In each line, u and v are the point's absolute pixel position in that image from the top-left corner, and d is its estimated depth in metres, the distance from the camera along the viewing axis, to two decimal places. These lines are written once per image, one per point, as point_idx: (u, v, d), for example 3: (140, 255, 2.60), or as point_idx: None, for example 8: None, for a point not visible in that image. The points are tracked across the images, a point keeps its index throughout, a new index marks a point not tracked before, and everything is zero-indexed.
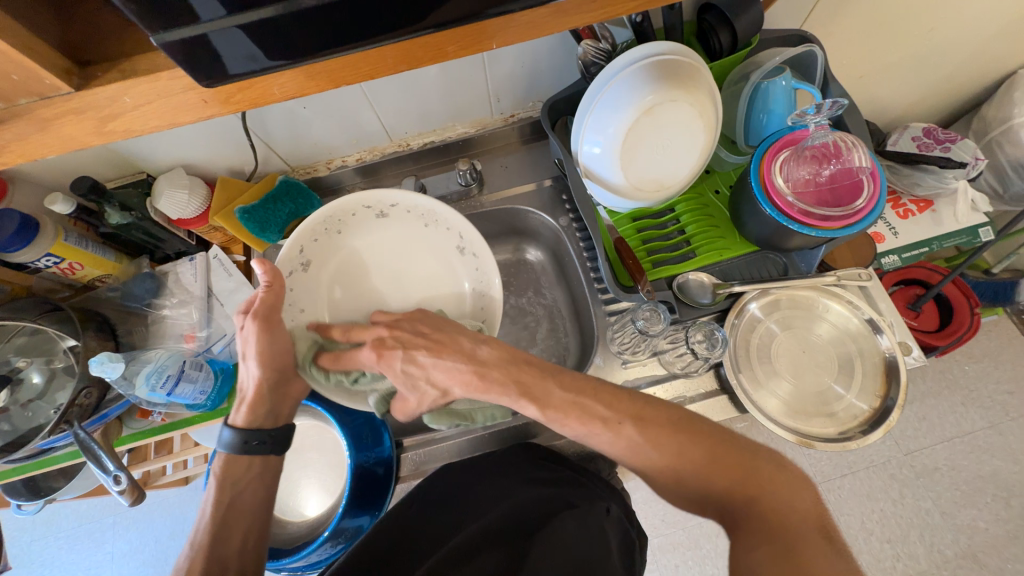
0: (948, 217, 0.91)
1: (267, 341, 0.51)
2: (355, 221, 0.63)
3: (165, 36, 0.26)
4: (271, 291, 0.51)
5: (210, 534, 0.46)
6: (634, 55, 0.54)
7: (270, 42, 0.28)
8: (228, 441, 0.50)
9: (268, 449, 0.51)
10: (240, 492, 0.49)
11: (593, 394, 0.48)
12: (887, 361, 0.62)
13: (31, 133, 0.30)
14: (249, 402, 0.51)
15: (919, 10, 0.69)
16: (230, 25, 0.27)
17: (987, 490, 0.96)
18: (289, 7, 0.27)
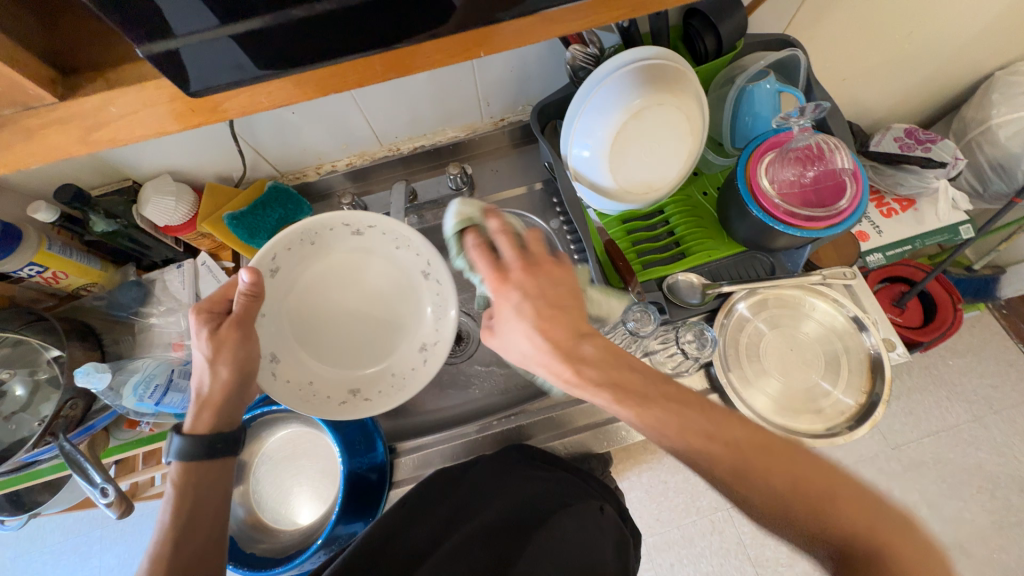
0: (930, 215, 0.93)
1: (240, 348, 0.51)
2: (329, 236, 0.61)
3: (151, 46, 0.26)
4: (250, 300, 0.51)
5: (172, 538, 0.45)
6: (622, 60, 0.55)
7: (261, 52, 0.29)
8: (180, 448, 0.48)
9: (229, 452, 0.51)
10: (202, 494, 0.48)
11: (697, 405, 0.38)
12: (872, 357, 0.64)
13: (15, 143, 0.29)
14: (212, 404, 0.51)
15: (898, 14, 0.70)
16: (222, 35, 0.27)
17: (972, 483, 0.98)
18: (280, 18, 0.27)
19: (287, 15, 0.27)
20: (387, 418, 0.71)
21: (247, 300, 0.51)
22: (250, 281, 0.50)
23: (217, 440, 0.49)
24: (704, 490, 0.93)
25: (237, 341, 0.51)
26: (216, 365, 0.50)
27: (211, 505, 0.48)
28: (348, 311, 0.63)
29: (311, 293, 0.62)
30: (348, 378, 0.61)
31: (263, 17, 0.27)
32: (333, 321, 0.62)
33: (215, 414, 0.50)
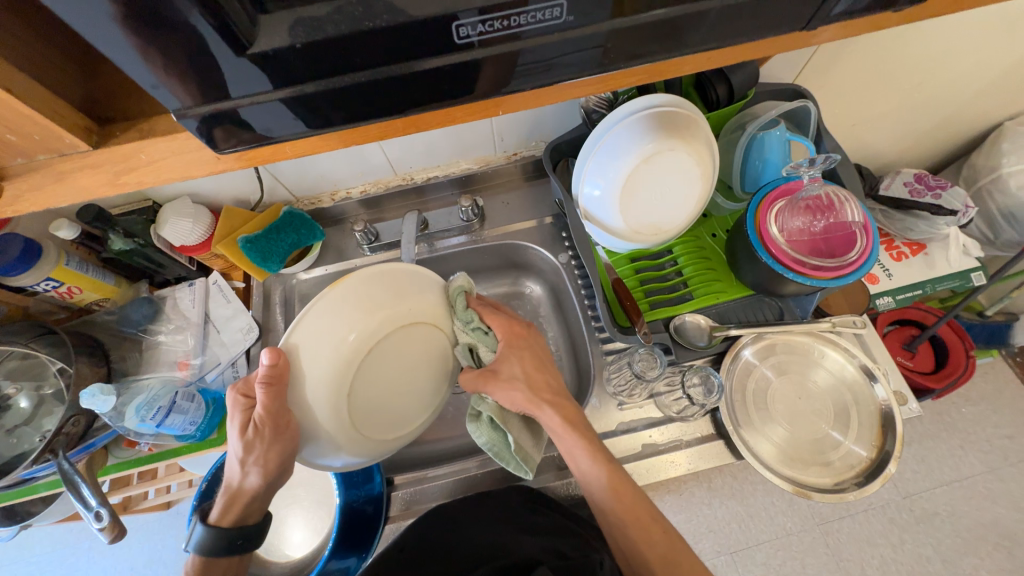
0: (941, 260, 0.93)
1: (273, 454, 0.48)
2: (359, 445, 0.54)
3: (212, 105, 0.28)
4: (270, 391, 0.46)
5: None
6: (634, 107, 0.57)
7: (306, 111, 0.30)
8: (200, 540, 0.49)
9: (244, 548, 0.51)
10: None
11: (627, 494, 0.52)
12: (883, 411, 0.62)
13: (48, 184, 0.31)
14: (242, 498, 0.51)
15: (908, 66, 0.72)
16: (273, 99, 0.29)
17: (989, 539, 0.94)
18: (328, 84, 0.28)
19: (329, 82, 0.28)
20: None
21: (266, 391, 0.45)
22: (268, 370, 0.45)
23: (250, 534, 0.51)
24: (707, 532, 0.90)
25: (269, 444, 0.47)
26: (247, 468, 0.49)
27: None
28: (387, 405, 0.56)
29: (354, 446, 0.53)
30: (400, 334, 0.53)
31: (313, 83, 0.28)
32: (372, 391, 0.53)
33: (243, 507, 0.51)
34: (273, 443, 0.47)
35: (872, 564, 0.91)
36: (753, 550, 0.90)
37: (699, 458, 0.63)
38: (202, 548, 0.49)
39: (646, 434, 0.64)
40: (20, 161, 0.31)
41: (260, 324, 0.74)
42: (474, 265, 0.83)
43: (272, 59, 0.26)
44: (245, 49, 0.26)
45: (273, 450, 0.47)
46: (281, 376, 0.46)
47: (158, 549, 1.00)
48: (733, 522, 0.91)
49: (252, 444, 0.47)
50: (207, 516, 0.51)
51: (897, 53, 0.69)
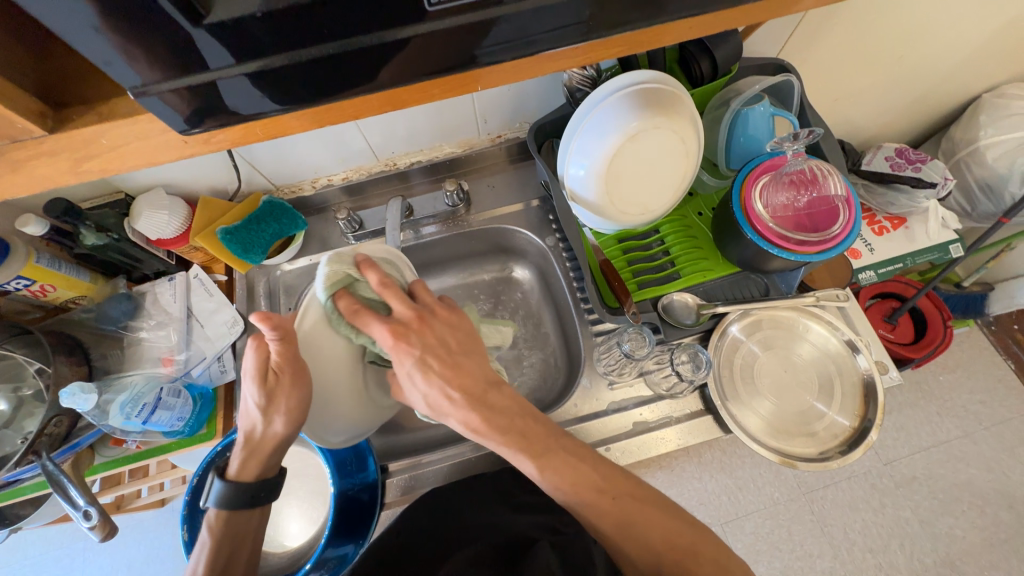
0: (920, 234, 0.95)
1: (295, 396, 0.47)
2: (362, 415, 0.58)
3: (174, 82, 0.27)
4: (284, 345, 0.46)
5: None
6: (619, 83, 0.56)
7: (274, 87, 0.29)
8: (220, 494, 0.48)
9: (265, 499, 0.51)
10: (238, 546, 0.49)
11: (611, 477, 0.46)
12: (865, 381, 0.64)
13: (4, 174, 0.30)
14: (259, 455, 0.50)
15: (889, 38, 0.72)
16: (238, 73, 0.27)
17: (964, 499, 0.98)
18: (295, 57, 0.27)
19: (297, 55, 0.27)
20: (380, 434, 0.71)
21: (281, 344, 0.45)
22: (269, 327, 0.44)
23: (266, 487, 0.50)
24: (698, 504, 0.92)
25: (290, 390, 0.47)
26: (272, 416, 0.47)
27: (243, 547, 0.49)
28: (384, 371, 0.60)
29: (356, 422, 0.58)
30: None
31: (281, 56, 0.27)
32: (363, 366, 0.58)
33: (260, 463, 0.50)
34: (293, 387, 0.47)
35: (854, 528, 0.94)
36: (742, 520, 0.93)
37: (689, 433, 0.64)
38: (224, 502, 0.48)
39: (637, 412, 0.65)
40: None
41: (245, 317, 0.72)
42: (461, 250, 0.82)
43: (235, 31, 0.25)
44: (204, 18, 0.24)
45: (296, 396, 0.47)
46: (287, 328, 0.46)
47: (154, 545, 0.99)
48: (722, 494, 0.93)
49: (272, 396, 0.46)
50: (222, 475, 0.50)
51: (879, 26, 0.69)
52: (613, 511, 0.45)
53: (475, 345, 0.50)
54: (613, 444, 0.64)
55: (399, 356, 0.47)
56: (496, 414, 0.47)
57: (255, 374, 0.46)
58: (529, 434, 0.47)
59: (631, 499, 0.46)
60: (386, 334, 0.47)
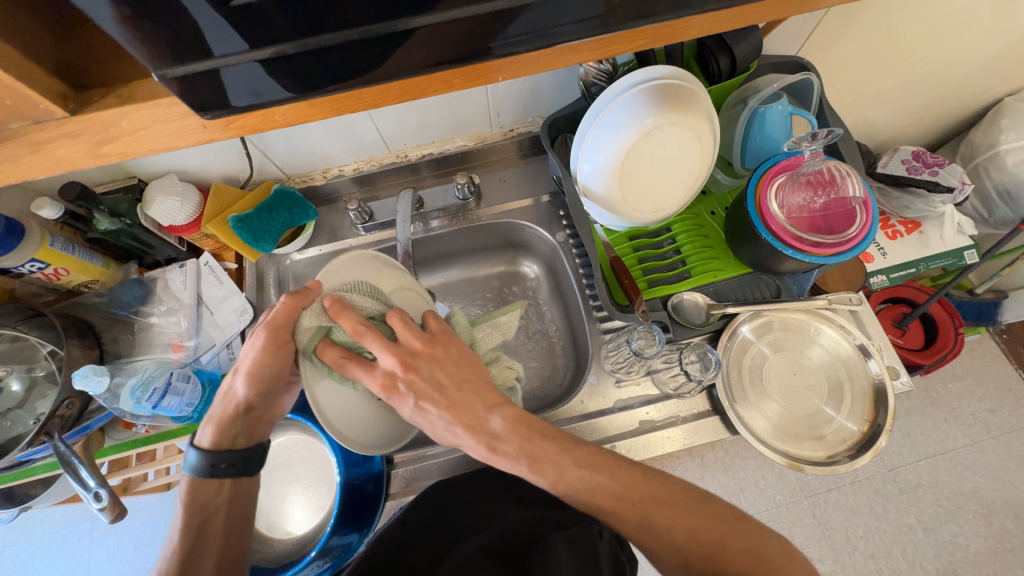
0: (935, 239, 0.93)
1: (263, 358, 0.49)
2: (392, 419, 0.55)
3: (195, 65, 0.27)
4: (290, 304, 0.48)
5: (181, 561, 0.47)
6: (635, 78, 0.55)
7: (287, 74, 0.29)
8: (193, 462, 0.50)
9: (237, 471, 0.51)
10: (209, 517, 0.50)
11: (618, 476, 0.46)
12: (876, 386, 0.63)
13: (24, 155, 0.30)
14: (217, 421, 0.52)
15: (912, 38, 0.70)
16: (251, 60, 0.27)
17: (969, 507, 0.97)
18: (304, 45, 0.27)
19: (317, 39, 0.27)
20: None
21: (287, 302, 0.48)
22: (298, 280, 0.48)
23: (227, 459, 0.51)
24: None
25: (263, 348, 0.49)
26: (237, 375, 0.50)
27: (213, 526, 0.50)
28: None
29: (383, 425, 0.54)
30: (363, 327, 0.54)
31: (301, 41, 0.27)
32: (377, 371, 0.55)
33: (217, 429, 0.51)
34: (269, 347, 0.49)
35: (856, 533, 0.94)
36: None
37: (694, 433, 0.64)
38: (195, 468, 0.50)
39: (643, 411, 0.65)
40: None
41: (254, 306, 0.73)
42: (471, 245, 0.82)
43: (257, 15, 0.25)
44: (225, 3, 0.24)
45: (265, 356, 0.49)
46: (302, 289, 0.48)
47: (159, 529, 1.01)
48: (724, 495, 0.93)
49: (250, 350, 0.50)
50: (199, 442, 0.52)
51: (902, 25, 0.67)
52: (617, 507, 0.45)
53: (471, 373, 0.49)
54: (618, 441, 0.64)
55: (398, 403, 0.47)
56: (502, 443, 0.46)
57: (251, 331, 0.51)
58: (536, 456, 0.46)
59: (636, 501, 0.45)
60: (377, 385, 0.46)
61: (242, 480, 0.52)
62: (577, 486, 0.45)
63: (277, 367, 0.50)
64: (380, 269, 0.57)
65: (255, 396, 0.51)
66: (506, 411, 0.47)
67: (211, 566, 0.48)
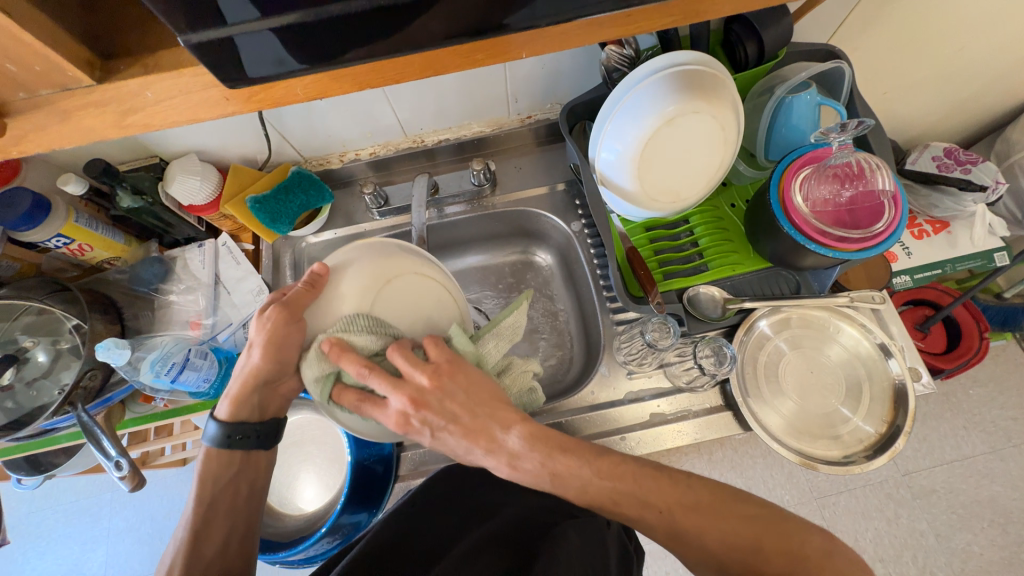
0: (963, 240, 0.90)
1: (281, 333, 0.49)
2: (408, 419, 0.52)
3: (212, 32, 0.26)
4: (308, 289, 0.50)
5: (192, 533, 0.49)
6: (658, 64, 0.54)
7: (301, 45, 0.29)
8: (215, 435, 0.52)
9: (253, 444, 0.53)
10: (221, 494, 0.51)
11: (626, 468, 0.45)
12: (896, 387, 0.62)
13: (53, 124, 0.31)
14: (234, 396, 0.51)
15: (951, 27, 0.67)
16: (263, 28, 0.27)
17: (984, 516, 0.95)
18: (316, 15, 0.27)
19: (337, 8, 0.27)
20: None
21: (305, 287, 0.49)
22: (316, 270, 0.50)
23: (245, 429, 0.52)
24: None
25: (281, 323, 0.49)
26: (252, 347, 0.49)
27: (225, 503, 0.52)
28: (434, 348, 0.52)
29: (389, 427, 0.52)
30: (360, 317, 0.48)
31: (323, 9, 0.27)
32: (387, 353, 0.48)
33: (235, 404, 0.52)
34: (289, 323, 0.49)
35: (866, 536, 0.92)
36: None
37: (705, 428, 0.63)
38: (218, 441, 0.52)
39: (653, 404, 0.64)
40: (23, 97, 0.30)
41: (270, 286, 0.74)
42: (485, 232, 0.81)
43: None
44: None
45: (280, 331, 0.49)
46: (318, 277, 0.50)
47: (175, 502, 1.04)
48: None
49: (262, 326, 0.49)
50: (216, 413, 0.53)
51: (941, 13, 0.64)
52: (625, 499, 0.43)
53: (484, 399, 0.46)
54: (627, 433, 0.64)
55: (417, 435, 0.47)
56: (522, 461, 0.44)
57: (262, 308, 0.50)
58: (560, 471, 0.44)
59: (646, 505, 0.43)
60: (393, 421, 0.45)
61: (254, 451, 0.54)
62: (590, 478, 0.45)
63: (292, 344, 0.50)
64: (395, 252, 0.53)
65: (272, 369, 0.50)
66: (524, 428, 0.45)
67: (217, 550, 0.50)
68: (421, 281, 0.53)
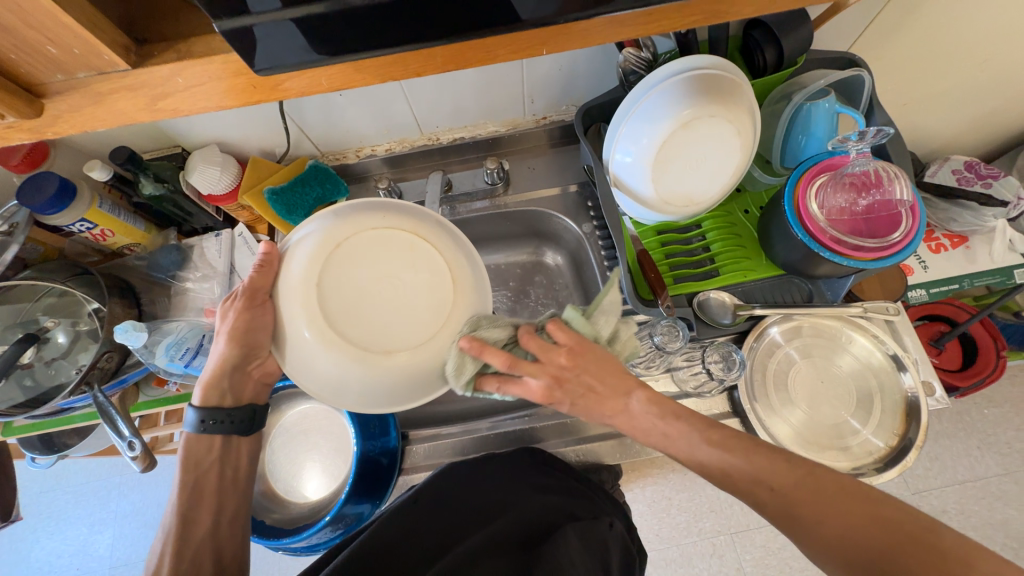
0: (983, 255, 0.88)
1: (246, 319, 0.51)
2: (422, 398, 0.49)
3: (238, 20, 0.27)
4: (260, 273, 0.50)
5: (178, 518, 0.51)
6: (675, 68, 0.54)
7: (322, 36, 0.29)
8: (191, 421, 0.53)
9: (226, 429, 0.54)
10: (203, 473, 0.53)
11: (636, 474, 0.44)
12: (909, 400, 0.61)
13: (88, 106, 0.32)
14: (207, 381, 0.54)
15: (976, 38, 0.66)
16: (285, 18, 0.28)
17: (997, 539, 0.93)
18: (338, 5, 0.28)
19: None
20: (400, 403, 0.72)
21: (258, 271, 0.50)
22: (263, 252, 0.50)
23: (223, 413, 0.54)
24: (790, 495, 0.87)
25: (241, 311, 0.51)
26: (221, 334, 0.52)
27: (210, 490, 0.53)
28: (417, 299, 0.48)
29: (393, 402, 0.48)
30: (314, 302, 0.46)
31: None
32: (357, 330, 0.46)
33: (207, 388, 0.54)
34: (248, 310, 0.51)
35: None
36: (752, 532, 0.95)
37: None
38: (199, 428, 0.53)
39: None
40: (60, 79, 0.32)
41: None
42: (497, 231, 0.82)
43: None
44: None
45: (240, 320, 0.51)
46: (271, 258, 0.51)
47: None
48: (735, 503, 0.96)
49: (228, 315, 0.52)
50: (195, 402, 0.55)
51: (966, 24, 0.64)
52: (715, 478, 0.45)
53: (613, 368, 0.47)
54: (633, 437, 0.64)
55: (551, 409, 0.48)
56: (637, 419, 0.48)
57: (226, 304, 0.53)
58: (671, 434, 0.47)
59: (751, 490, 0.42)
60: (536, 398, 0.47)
61: (234, 437, 0.56)
62: None
63: (263, 329, 0.52)
64: (351, 214, 0.50)
65: (237, 354, 0.53)
66: (644, 393, 0.48)
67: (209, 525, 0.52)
68: (382, 233, 0.49)
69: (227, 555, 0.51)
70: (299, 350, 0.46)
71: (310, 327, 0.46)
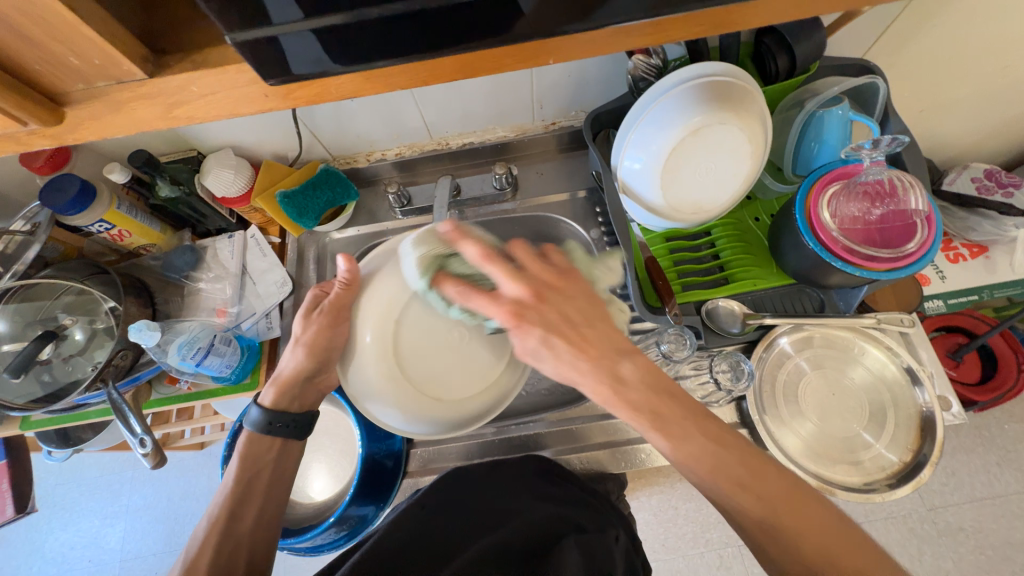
0: (1004, 265, 0.85)
1: (331, 334, 0.54)
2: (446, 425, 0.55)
3: (257, 32, 0.28)
4: (346, 291, 0.54)
5: (227, 509, 0.50)
6: (684, 76, 0.54)
7: (339, 47, 0.30)
8: (256, 419, 0.54)
9: (289, 432, 0.55)
10: (258, 472, 0.53)
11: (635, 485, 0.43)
12: (923, 415, 0.60)
13: (108, 113, 0.33)
14: (281, 383, 0.56)
15: (995, 44, 0.65)
16: (305, 28, 0.28)
17: (1016, 560, 0.90)
18: (353, 16, 0.28)
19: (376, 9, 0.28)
20: None
21: (344, 289, 0.53)
22: (346, 269, 0.53)
23: (294, 417, 0.56)
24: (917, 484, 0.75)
25: (324, 327, 0.54)
26: (298, 344, 0.55)
27: (261, 488, 0.53)
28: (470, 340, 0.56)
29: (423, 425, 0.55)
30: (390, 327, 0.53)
31: (370, 9, 0.28)
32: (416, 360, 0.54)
33: (280, 391, 0.56)
34: (333, 325, 0.54)
35: None
36: None
37: None
38: (261, 425, 0.54)
39: None
40: (79, 88, 0.32)
41: (293, 278, 0.76)
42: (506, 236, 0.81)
43: None
44: None
45: (324, 332, 0.54)
46: (354, 277, 0.54)
47: (191, 484, 1.07)
48: None
49: (309, 324, 0.54)
50: (261, 400, 0.57)
51: (985, 29, 0.62)
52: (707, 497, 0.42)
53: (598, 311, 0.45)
54: (640, 445, 0.63)
55: (521, 335, 0.44)
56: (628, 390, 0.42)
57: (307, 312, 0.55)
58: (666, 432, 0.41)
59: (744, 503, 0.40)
60: (506, 314, 0.44)
61: (291, 440, 0.56)
62: None
63: (338, 345, 0.55)
64: None
65: (313, 365, 0.56)
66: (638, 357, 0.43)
67: (255, 518, 0.51)
68: None
69: (261, 552, 0.50)
70: (360, 359, 0.53)
71: (380, 352, 0.52)
